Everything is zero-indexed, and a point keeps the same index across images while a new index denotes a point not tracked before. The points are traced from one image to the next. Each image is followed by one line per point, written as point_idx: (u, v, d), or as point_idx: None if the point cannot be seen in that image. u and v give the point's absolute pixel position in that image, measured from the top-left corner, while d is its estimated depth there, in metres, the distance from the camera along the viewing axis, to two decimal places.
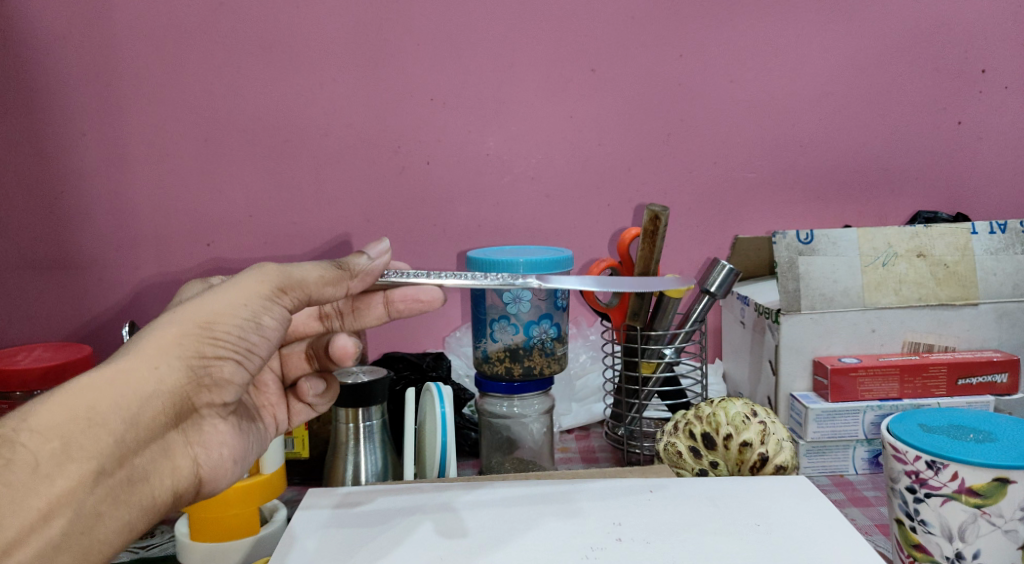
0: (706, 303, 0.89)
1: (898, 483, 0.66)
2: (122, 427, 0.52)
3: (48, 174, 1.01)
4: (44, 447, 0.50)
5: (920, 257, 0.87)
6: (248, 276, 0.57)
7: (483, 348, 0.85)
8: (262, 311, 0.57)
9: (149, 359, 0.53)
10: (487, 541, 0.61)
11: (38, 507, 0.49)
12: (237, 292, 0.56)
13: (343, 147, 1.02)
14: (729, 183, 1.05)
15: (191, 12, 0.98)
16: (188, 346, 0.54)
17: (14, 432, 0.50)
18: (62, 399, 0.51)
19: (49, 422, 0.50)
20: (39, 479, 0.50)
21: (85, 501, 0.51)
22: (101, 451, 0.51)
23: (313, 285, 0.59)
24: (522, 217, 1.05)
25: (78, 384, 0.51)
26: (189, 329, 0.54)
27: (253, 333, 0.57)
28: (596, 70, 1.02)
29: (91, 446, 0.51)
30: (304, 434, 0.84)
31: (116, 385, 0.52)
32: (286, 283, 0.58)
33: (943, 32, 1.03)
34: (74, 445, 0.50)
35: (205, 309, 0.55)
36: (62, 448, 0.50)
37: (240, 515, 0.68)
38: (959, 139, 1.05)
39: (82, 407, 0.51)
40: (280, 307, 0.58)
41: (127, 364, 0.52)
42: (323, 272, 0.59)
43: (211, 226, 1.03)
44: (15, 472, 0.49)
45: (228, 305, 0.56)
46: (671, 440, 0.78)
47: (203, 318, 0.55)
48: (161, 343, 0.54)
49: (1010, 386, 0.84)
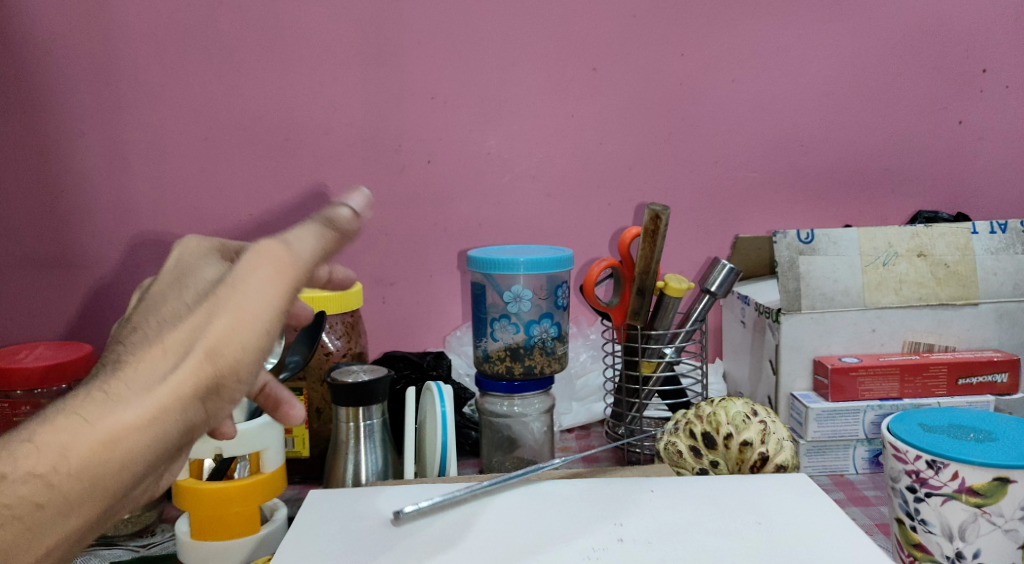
0: (706, 302, 0.89)
1: (899, 483, 0.66)
2: (144, 468, 0.49)
3: (48, 173, 1.01)
4: (70, 490, 0.47)
5: (920, 257, 0.87)
6: (269, 288, 0.50)
7: (484, 347, 0.85)
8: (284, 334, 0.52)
9: (176, 399, 0.48)
10: (489, 541, 0.61)
11: (50, 544, 0.48)
12: (251, 317, 0.49)
13: (343, 146, 1.02)
14: (729, 183, 1.05)
15: (191, 10, 0.98)
16: (216, 379, 0.49)
17: (35, 471, 0.46)
18: (81, 444, 0.46)
19: (74, 464, 0.47)
20: (58, 518, 0.47)
21: (94, 531, 0.50)
22: (119, 491, 0.48)
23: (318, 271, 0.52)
24: (522, 216, 1.05)
25: (98, 426, 0.47)
26: (219, 368, 0.49)
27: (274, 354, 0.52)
28: (596, 69, 1.02)
29: (113, 488, 0.48)
30: (304, 433, 0.84)
31: (144, 429, 0.47)
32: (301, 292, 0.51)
33: (944, 32, 1.03)
34: (99, 488, 0.47)
35: (231, 342, 0.49)
36: (88, 491, 0.47)
37: (241, 514, 0.68)
38: (959, 139, 1.05)
39: (103, 449, 0.47)
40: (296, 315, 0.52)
41: (157, 407, 0.48)
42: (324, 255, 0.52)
43: (212, 225, 1.03)
44: (38, 513, 0.47)
45: (254, 336, 0.50)
46: (671, 439, 0.79)
47: (227, 349, 0.49)
48: (190, 382, 0.48)
49: (1010, 385, 0.84)
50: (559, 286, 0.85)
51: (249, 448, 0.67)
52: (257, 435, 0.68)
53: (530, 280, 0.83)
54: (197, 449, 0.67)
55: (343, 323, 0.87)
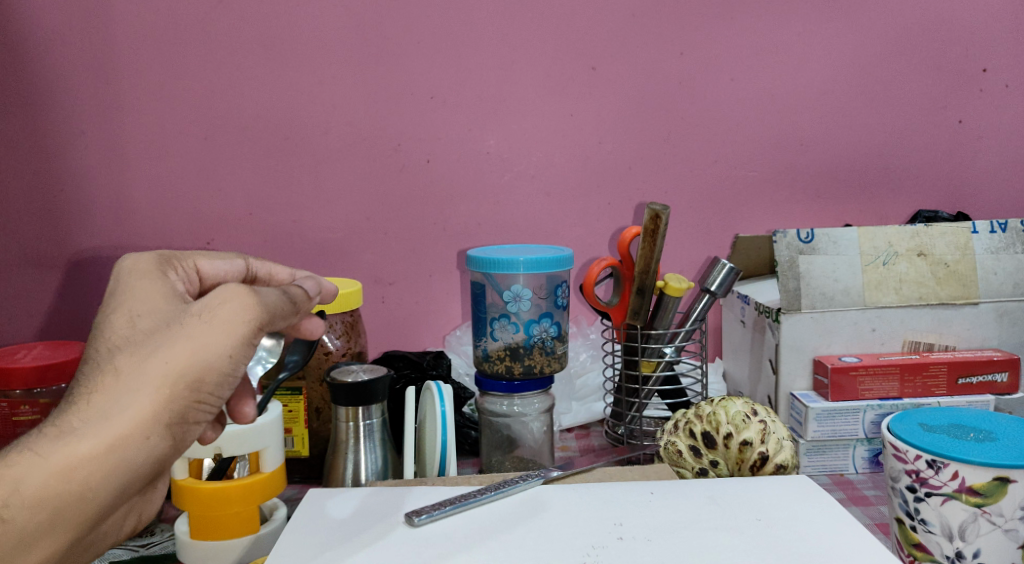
0: (706, 302, 0.89)
1: (899, 482, 0.66)
2: (107, 497, 0.50)
3: (48, 172, 1.01)
4: (33, 518, 0.49)
5: (920, 256, 0.87)
6: (235, 319, 0.52)
7: (483, 347, 0.85)
8: (247, 358, 0.54)
9: (139, 430, 0.50)
10: (490, 541, 0.60)
11: None
12: (213, 345, 0.52)
13: (343, 145, 1.02)
14: (729, 182, 1.05)
15: (191, 10, 0.98)
16: (177, 409, 0.51)
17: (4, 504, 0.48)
18: (48, 474, 0.48)
19: (34, 496, 0.48)
20: (22, 548, 0.49)
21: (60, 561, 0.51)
22: (83, 521, 0.50)
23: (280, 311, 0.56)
24: (522, 216, 1.05)
25: (61, 457, 0.49)
26: (177, 392, 0.51)
27: (236, 382, 0.54)
28: (596, 68, 1.02)
29: (77, 517, 0.50)
30: (304, 433, 0.84)
31: (107, 460, 0.49)
32: (265, 318, 0.54)
33: (943, 31, 1.03)
34: (60, 518, 0.49)
35: (191, 366, 0.51)
36: (48, 521, 0.49)
37: (240, 513, 0.68)
38: (959, 138, 1.05)
39: (69, 479, 0.49)
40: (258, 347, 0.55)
41: (117, 437, 0.49)
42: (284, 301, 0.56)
43: (211, 225, 1.03)
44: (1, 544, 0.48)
45: (215, 360, 0.52)
46: (671, 439, 0.79)
47: (191, 377, 0.51)
48: (151, 412, 0.50)
49: (1010, 385, 0.84)
50: (559, 285, 0.85)
51: (249, 448, 0.67)
52: (257, 435, 0.67)
53: (530, 279, 0.83)
54: (197, 449, 0.66)
55: (342, 323, 0.87)
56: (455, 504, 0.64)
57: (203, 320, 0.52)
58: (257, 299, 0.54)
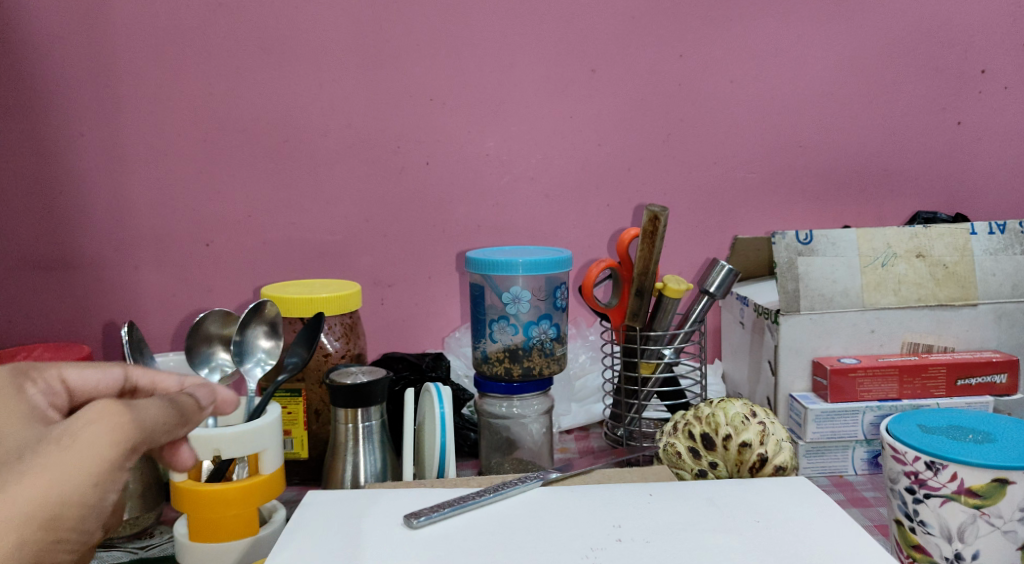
0: (705, 303, 0.89)
1: (897, 484, 0.66)
2: None
3: (47, 174, 1.01)
4: None
5: (918, 258, 0.87)
6: (98, 443, 0.49)
7: (483, 348, 0.85)
8: (114, 484, 0.51)
9: None
10: (489, 543, 0.60)
11: None
12: (74, 472, 0.49)
13: (342, 148, 1.02)
14: (728, 184, 1.05)
15: (190, 12, 0.98)
16: (32, 545, 0.48)
17: None
18: None
19: None
20: None
21: None
22: None
23: (160, 429, 0.53)
24: (522, 217, 1.05)
25: None
26: (33, 525, 0.48)
27: (103, 512, 0.50)
28: (595, 70, 1.02)
29: None
30: (303, 435, 0.84)
31: None
32: (135, 439, 0.51)
33: (942, 33, 1.03)
34: None
35: (51, 495, 0.48)
36: None
37: (239, 515, 0.67)
38: (959, 140, 1.05)
39: None
40: (129, 469, 0.52)
41: None
42: (164, 416, 0.53)
43: (211, 227, 1.03)
44: None
45: (76, 489, 0.49)
46: (670, 441, 0.79)
47: (46, 510, 0.48)
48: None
49: (1009, 386, 0.84)
50: (558, 287, 0.85)
51: (248, 449, 0.67)
52: (257, 436, 0.67)
53: (529, 281, 0.83)
54: (196, 451, 0.66)
55: (341, 325, 0.87)
56: (454, 506, 0.64)
57: (63, 446, 0.49)
58: (129, 418, 0.51)
